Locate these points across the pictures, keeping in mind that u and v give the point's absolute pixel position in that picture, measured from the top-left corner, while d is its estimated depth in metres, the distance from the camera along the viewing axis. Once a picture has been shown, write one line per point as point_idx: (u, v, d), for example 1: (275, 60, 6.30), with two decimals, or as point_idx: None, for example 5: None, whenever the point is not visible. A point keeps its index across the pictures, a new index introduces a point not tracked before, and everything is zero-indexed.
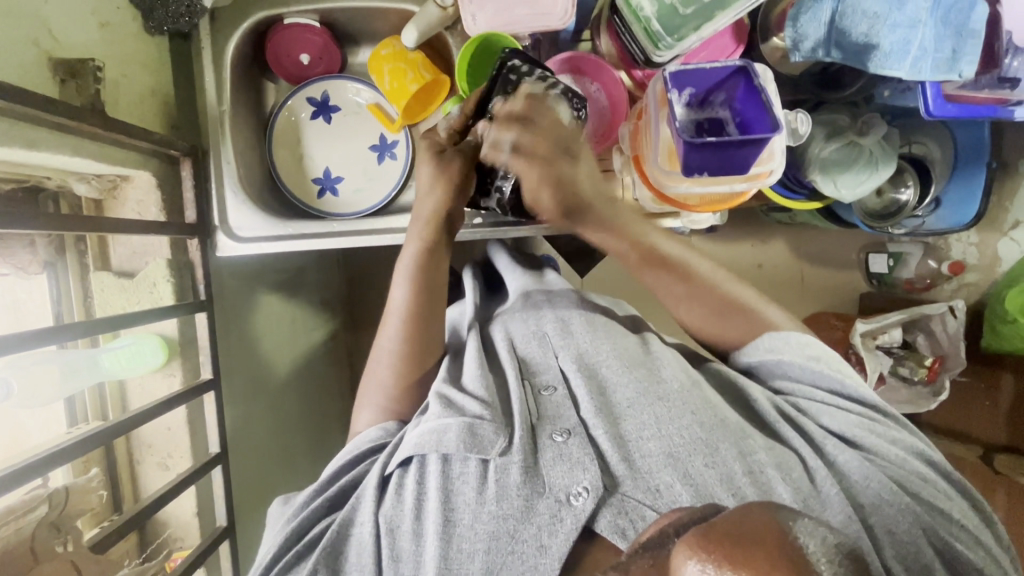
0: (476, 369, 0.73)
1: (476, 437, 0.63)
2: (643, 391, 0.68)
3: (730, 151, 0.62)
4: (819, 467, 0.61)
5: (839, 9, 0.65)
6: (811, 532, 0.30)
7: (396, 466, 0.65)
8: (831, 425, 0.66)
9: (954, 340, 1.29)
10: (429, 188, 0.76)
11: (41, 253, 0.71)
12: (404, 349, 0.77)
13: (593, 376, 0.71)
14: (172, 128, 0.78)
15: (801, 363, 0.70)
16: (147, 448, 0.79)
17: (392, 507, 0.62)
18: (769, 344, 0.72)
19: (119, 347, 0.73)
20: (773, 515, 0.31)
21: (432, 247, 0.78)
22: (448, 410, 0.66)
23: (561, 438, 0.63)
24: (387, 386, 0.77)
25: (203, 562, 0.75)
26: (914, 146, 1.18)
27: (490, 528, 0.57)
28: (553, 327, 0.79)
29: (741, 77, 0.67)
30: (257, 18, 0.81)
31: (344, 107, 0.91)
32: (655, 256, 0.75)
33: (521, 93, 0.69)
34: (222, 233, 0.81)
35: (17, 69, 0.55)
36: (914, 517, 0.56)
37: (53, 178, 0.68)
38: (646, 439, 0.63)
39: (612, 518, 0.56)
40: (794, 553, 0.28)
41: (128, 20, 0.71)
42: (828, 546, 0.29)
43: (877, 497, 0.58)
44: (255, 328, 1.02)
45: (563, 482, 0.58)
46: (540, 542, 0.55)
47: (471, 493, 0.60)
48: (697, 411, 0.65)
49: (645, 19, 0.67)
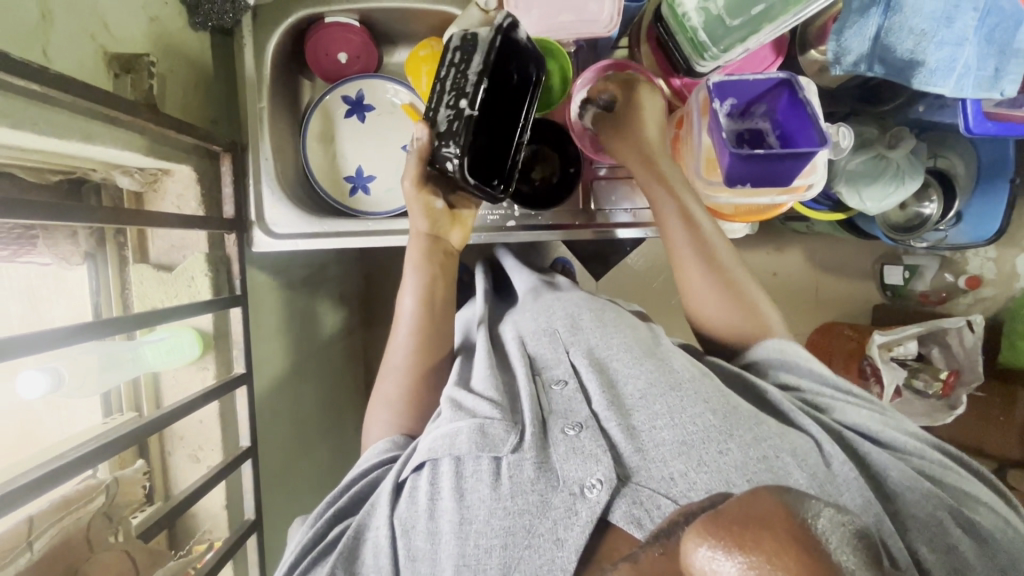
0: (486, 369, 0.74)
1: (487, 437, 0.63)
2: (654, 383, 0.67)
3: (775, 163, 0.62)
4: (837, 453, 0.60)
5: (885, 25, 0.65)
6: (820, 513, 0.31)
7: (410, 471, 0.66)
8: (846, 418, 0.65)
9: (970, 354, 1.29)
10: (414, 211, 0.77)
11: (82, 243, 0.71)
12: (411, 362, 0.77)
13: (604, 371, 0.71)
14: (212, 123, 0.79)
15: (808, 361, 0.69)
16: (178, 440, 0.79)
17: (407, 509, 0.63)
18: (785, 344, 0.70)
19: (156, 339, 0.73)
20: (780, 497, 0.32)
21: (426, 264, 0.79)
22: (459, 412, 0.67)
23: (574, 431, 0.63)
24: (392, 402, 0.76)
25: (232, 555, 0.75)
26: (939, 160, 1.19)
27: (505, 524, 0.57)
28: (563, 323, 0.79)
29: (784, 89, 0.67)
30: (299, 15, 0.81)
31: (378, 107, 0.91)
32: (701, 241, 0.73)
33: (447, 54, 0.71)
34: (258, 229, 0.82)
35: (76, 62, 0.56)
36: (939, 501, 0.56)
37: (98, 171, 0.68)
38: (658, 428, 0.62)
39: (628, 508, 0.56)
40: (806, 533, 0.29)
41: (176, 17, 0.72)
42: (837, 526, 0.30)
43: (900, 483, 0.58)
44: (280, 322, 1.03)
45: (577, 475, 0.59)
46: (557, 535, 0.55)
47: (485, 490, 0.60)
48: (709, 399, 0.64)
49: (691, 30, 0.67)
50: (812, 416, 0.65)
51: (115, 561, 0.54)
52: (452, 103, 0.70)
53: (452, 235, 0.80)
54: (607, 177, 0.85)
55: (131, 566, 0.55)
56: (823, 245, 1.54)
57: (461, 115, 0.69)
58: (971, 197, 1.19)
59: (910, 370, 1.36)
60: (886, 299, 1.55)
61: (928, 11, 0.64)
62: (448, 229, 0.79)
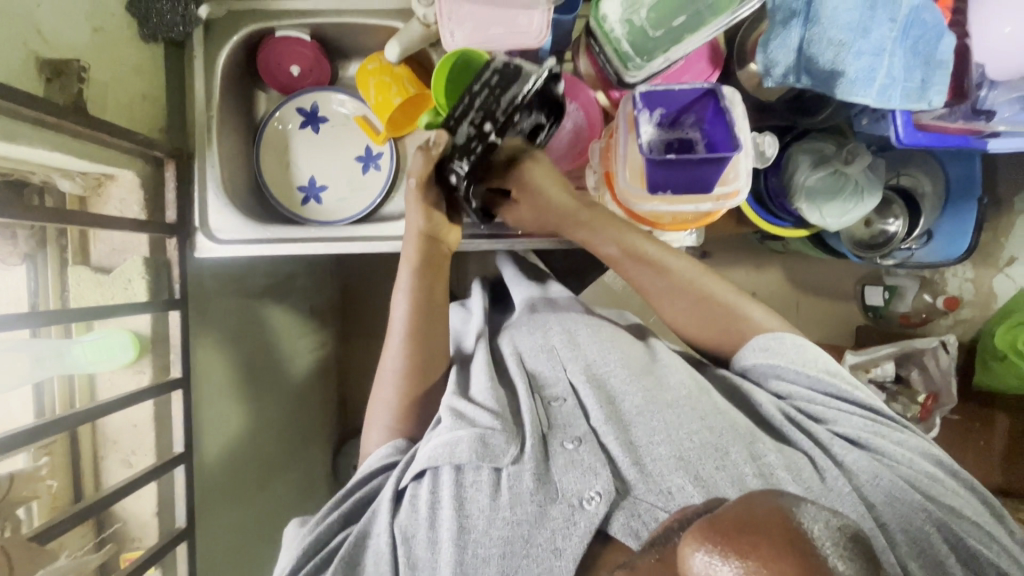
0: (486, 383, 0.71)
1: (488, 447, 0.62)
2: (652, 399, 0.67)
3: (694, 169, 0.62)
4: (829, 467, 0.60)
5: (806, 36, 0.65)
6: (815, 517, 0.32)
7: (410, 480, 0.64)
8: (836, 427, 0.65)
9: (947, 375, 1.27)
10: (412, 210, 0.77)
11: (22, 245, 0.73)
12: (409, 366, 0.75)
13: (602, 387, 0.70)
14: (161, 131, 0.81)
15: (797, 367, 0.68)
16: (111, 444, 0.79)
17: (407, 517, 0.61)
18: (765, 346, 0.71)
19: (90, 340, 0.74)
20: (777, 502, 0.34)
21: (423, 267, 0.78)
22: (459, 422, 0.65)
23: (572, 445, 0.62)
24: (392, 405, 0.74)
25: (156, 562, 0.74)
26: (902, 178, 1.17)
27: (505, 534, 0.56)
28: (560, 338, 0.77)
29: (709, 99, 0.68)
30: (248, 30, 0.83)
31: (332, 119, 0.93)
32: (633, 253, 0.76)
33: (489, 75, 0.68)
34: (201, 235, 0.83)
35: (4, 66, 0.58)
36: (927, 513, 0.56)
37: (37, 173, 0.70)
38: (657, 443, 0.62)
39: (626, 521, 0.56)
40: (800, 536, 0.31)
41: (123, 28, 0.74)
42: (832, 528, 0.32)
43: (888, 495, 0.58)
44: (240, 329, 1.04)
45: (575, 487, 0.58)
46: (555, 544, 0.55)
47: (484, 500, 0.59)
48: (705, 416, 0.64)
49: (615, 40, 0.68)
50: (806, 430, 0.65)
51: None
52: (476, 121, 0.69)
53: (448, 236, 0.79)
54: None
55: (8, 563, 0.53)
56: (799, 265, 1.53)
57: (482, 142, 0.68)
58: (941, 216, 1.18)
59: (888, 394, 1.31)
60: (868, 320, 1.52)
61: (844, 22, 0.64)
62: (446, 232, 0.79)
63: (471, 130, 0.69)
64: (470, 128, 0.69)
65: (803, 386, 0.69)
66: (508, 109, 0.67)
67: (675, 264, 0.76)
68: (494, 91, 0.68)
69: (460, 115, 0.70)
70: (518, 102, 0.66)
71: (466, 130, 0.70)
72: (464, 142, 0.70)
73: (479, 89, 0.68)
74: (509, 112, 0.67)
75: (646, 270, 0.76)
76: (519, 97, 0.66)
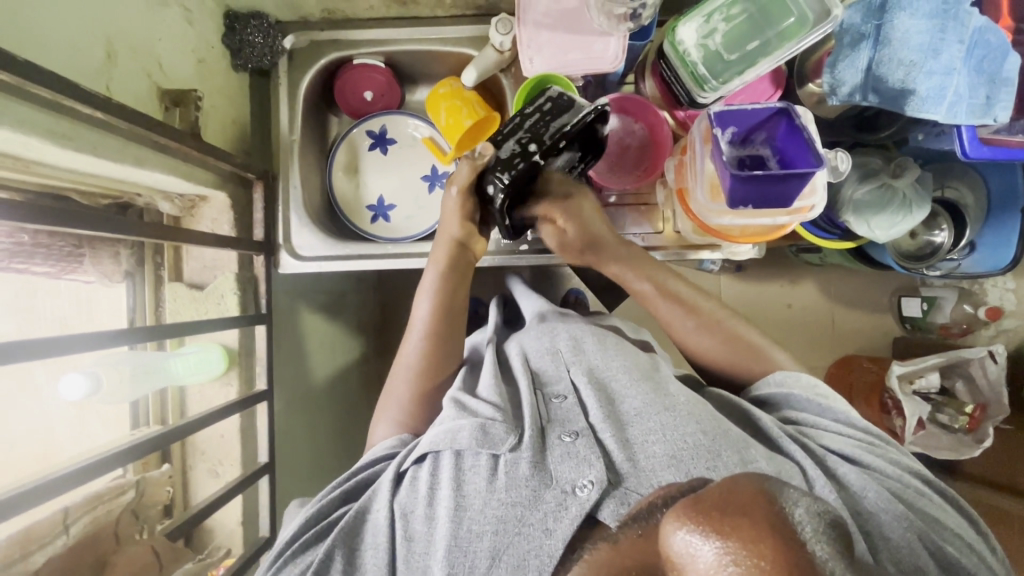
0: (490, 380, 0.74)
1: (488, 435, 0.63)
2: (651, 402, 0.66)
3: (775, 184, 0.65)
4: (818, 476, 0.58)
5: (876, 57, 0.69)
6: (797, 502, 0.32)
7: (411, 463, 0.66)
8: (831, 444, 0.63)
9: (995, 387, 1.26)
10: (450, 216, 0.78)
11: (123, 263, 0.77)
12: (421, 365, 0.79)
13: (604, 389, 0.69)
14: (247, 154, 0.86)
15: (807, 396, 0.69)
16: (200, 454, 0.82)
17: (407, 495, 0.62)
18: (779, 381, 0.72)
19: (187, 353, 0.78)
20: (760, 485, 0.32)
21: (449, 270, 0.80)
22: (462, 413, 0.67)
23: (569, 438, 0.61)
24: (404, 401, 0.78)
25: (245, 571, 0.76)
26: (947, 191, 1.13)
27: (498, 513, 0.56)
28: (566, 344, 0.79)
29: (782, 117, 0.70)
30: (330, 57, 0.88)
31: (400, 140, 0.97)
32: (667, 292, 0.80)
33: (540, 105, 0.72)
34: (285, 252, 0.87)
35: (133, 96, 0.63)
36: (912, 524, 0.54)
37: (142, 196, 0.74)
38: (652, 442, 0.60)
39: (615, 508, 0.53)
40: (781, 519, 0.30)
41: (219, 59, 0.79)
42: (812, 515, 0.31)
43: (875, 504, 0.56)
44: (302, 345, 1.07)
45: (569, 476, 0.57)
46: (546, 525, 0.53)
47: (480, 483, 0.59)
48: (701, 420, 0.62)
49: (691, 64, 0.72)
50: (797, 440, 0.63)
51: (143, 554, 0.59)
52: (523, 141, 0.71)
53: (477, 246, 0.81)
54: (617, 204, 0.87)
55: (157, 561, 0.59)
56: (837, 277, 1.53)
57: (528, 158, 0.69)
58: (983, 227, 1.14)
59: (933, 405, 1.30)
60: (906, 331, 1.51)
61: (916, 44, 0.67)
62: (476, 242, 0.81)
63: (516, 148, 0.71)
64: (516, 145, 0.71)
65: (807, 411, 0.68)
66: (558, 133, 0.70)
67: (705, 304, 0.81)
68: (545, 117, 0.71)
69: (508, 134, 0.72)
70: (569, 127, 0.69)
71: (511, 147, 0.71)
72: (507, 156, 0.71)
73: (529, 117, 0.72)
74: (560, 136, 0.70)
75: (675, 308, 0.80)
76: (571, 124, 0.69)
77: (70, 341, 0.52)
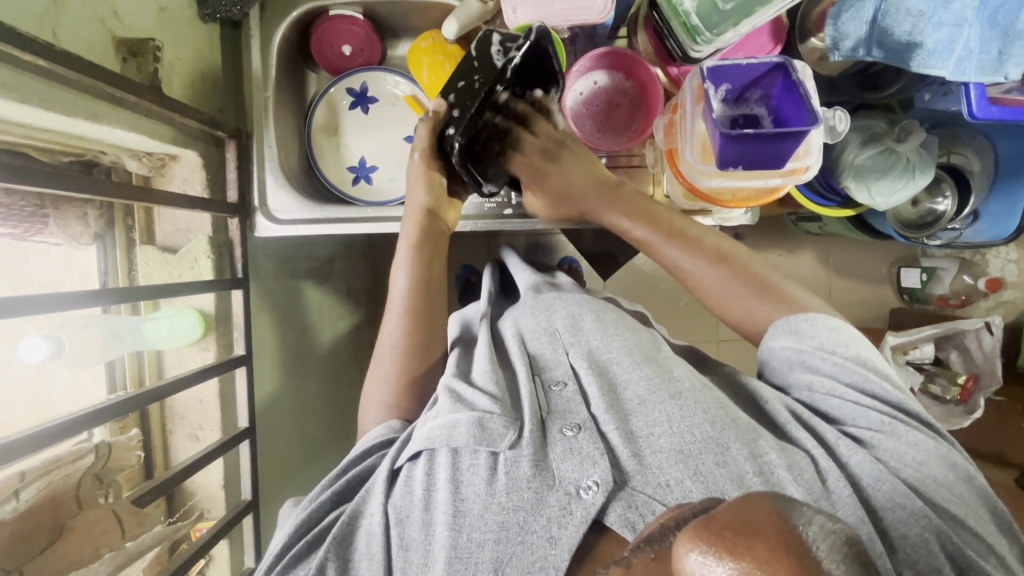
0: (486, 364, 0.71)
1: (486, 431, 0.60)
2: (655, 389, 0.64)
3: (767, 144, 0.62)
4: (831, 468, 0.56)
5: (882, 7, 0.65)
6: (812, 521, 0.26)
7: (406, 460, 0.64)
8: (845, 427, 0.60)
9: (989, 357, 1.22)
10: (416, 185, 0.78)
11: (92, 225, 0.75)
12: (405, 345, 0.76)
13: (604, 374, 0.68)
14: (218, 111, 0.82)
15: (821, 353, 0.62)
16: (179, 418, 0.82)
17: (401, 498, 0.60)
18: (795, 327, 0.65)
19: (161, 317, 0.76)
20: (774, 501, 0.27)
21: (423, 242, 0.78)
22: (457, 405, 0.64)
23: (571, 432, 0.60)
24: (388, 373, 0.76)
25: (226, 534, 0.76)
26: (952, 157, 1.08)
27: (499, 520, 0.54)
28: (564, 324, 0.76)
29: (779, 73, 0.66)
30: (304, 8, 0.83)
31: (382, 99, 0.92)
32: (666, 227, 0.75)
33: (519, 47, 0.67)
34: (261, 215, 0.84)
35: (85, 45, 0.60)
36: (929, 522, 0.51)
37: (107, 154, 0.71)
38: (657, 435, 0.58)
39: (623, 512, 0.52)
40: (799, 543, 0.25)
41: (184, 9, 0.75)
42: (830, 533, 0.26)
43: (889, 500, 0.53)
44: (286, 310, 1.05)
45: (573, 475, 0.55)
46: (550, 533, 0.52)
47: (480, 484, 0.57)
48: (709, 410, 0.60)
49: (683, 14, 0.67)
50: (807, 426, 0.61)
51: (105, 519, 0.59)
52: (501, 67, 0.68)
53: (448, 215, 0.80)
54: (607, 167, 0.83)
55: (119, 527, 0.60)
56: (838, 248, 1.50)
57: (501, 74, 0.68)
58: (988, 195, 1.08)
59: (926, 375, 1.29)
60: (903, 303, 1.49)
61: None
62: (446, 210, 0.80)
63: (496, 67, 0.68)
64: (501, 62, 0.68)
65: (824, 372, 0.62)
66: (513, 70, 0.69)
67: (706, 238, 0.75)
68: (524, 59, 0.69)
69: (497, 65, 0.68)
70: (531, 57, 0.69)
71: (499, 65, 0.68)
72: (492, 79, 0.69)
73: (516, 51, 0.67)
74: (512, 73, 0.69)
75: (673, 248, 0.74)
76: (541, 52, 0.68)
77: (32, 300, 0.49)
